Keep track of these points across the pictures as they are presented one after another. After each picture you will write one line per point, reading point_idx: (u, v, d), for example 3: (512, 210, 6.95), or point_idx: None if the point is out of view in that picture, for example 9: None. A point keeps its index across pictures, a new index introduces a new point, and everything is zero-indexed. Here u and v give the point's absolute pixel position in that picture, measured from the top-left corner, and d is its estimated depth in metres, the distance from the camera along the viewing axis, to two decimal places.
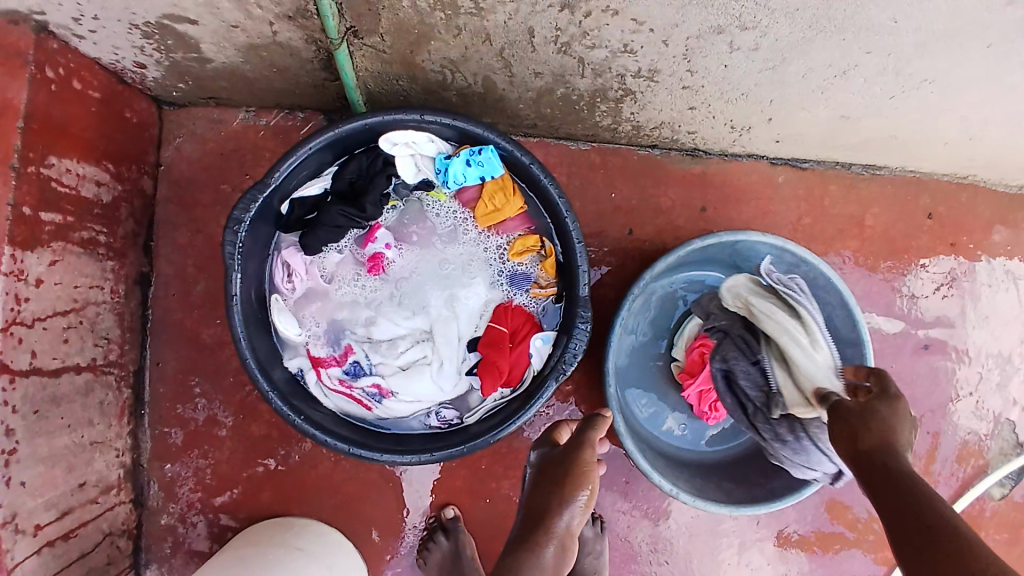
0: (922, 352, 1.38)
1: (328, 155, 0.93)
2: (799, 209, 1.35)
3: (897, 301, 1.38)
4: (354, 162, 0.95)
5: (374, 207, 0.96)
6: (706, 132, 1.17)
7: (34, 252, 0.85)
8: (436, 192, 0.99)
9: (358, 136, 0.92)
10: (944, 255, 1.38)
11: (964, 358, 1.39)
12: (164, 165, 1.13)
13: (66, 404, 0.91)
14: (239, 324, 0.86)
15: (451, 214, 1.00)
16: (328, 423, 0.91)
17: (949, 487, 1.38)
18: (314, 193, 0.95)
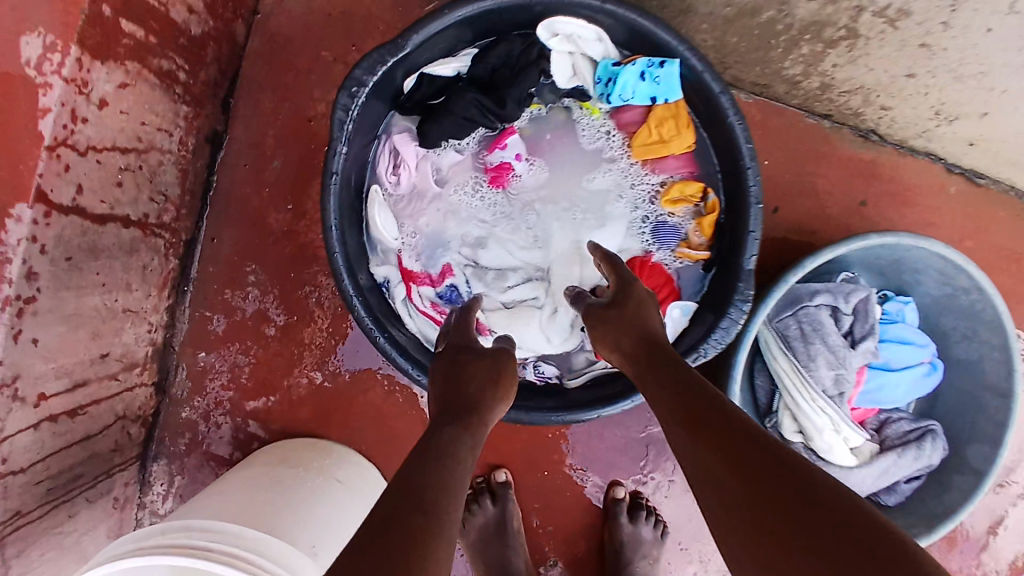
0: None
1: (471, 31, 0.78)
2: (964, 230, 1.13)
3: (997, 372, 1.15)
4: (502, 46, 0.78)
5: (514, 107, 0.79)
6: (901, 112, 0.97)
7: (103, 65, 0.68)
8: (589, 104, 0.81)
9: (513, 13, 0.76)
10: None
11: None
12: (262, 14, 0.96)
13: (104, 259, 0.76)
14: (334, 210, 0.72)
15: (599, 136, 0.81)
16: (413, 349, 0.77)
17: None
18: (447, 74, 0.79)
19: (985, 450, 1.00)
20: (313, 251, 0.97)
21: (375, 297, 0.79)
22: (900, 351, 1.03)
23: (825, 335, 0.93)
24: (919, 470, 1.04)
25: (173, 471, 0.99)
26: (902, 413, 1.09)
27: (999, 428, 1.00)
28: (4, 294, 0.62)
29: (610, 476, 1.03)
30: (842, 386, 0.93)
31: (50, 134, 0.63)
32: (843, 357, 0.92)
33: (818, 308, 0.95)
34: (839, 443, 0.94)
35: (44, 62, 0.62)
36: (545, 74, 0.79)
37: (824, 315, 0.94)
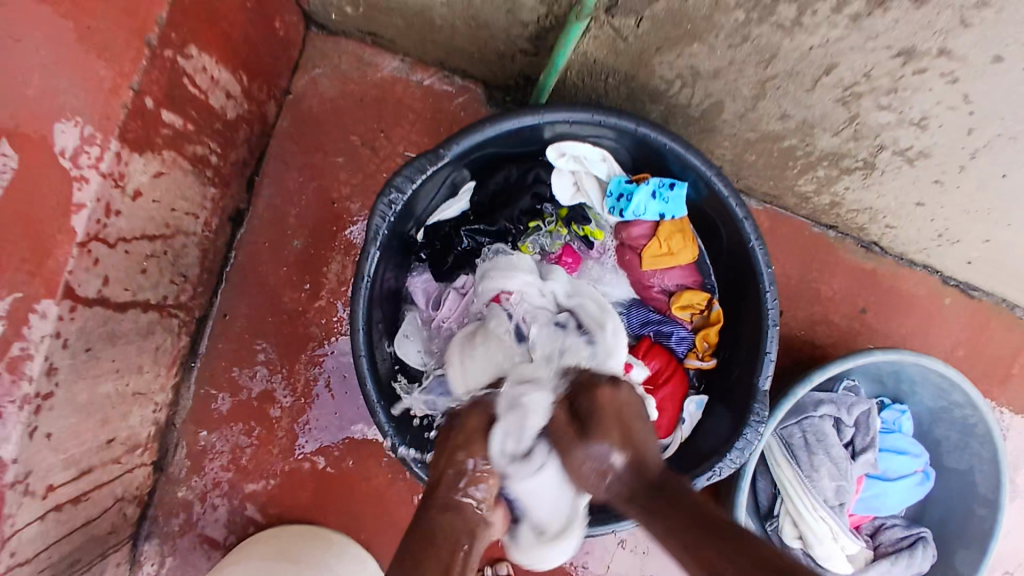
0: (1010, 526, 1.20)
1: (468, 169, 0.83)
2: (958, 336, 1.18)
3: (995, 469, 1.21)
4: (500, 173, 0.86)
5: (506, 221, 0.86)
6: (907, 230, 1.03)
7: (141, 157, 0.67)
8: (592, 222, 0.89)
9: (522, 148, 0.83)
10: None
11: None
12: (293, 94, 0.96)
13: (121, 345, 0.75)
14: (363, 315, 0.74)
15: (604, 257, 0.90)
16: (433, 460, 0.78)
17: None
18: (452, 214, 0.87)
19: (972, 556, 1.05)
20: (328, 331, 0.96)
21: (397, 402, 0.81)
22: (895, 460, 1.07)
23: (829, 446, 0.98)
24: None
25: (164, 551, 0.95)
26: (895, 519, 1.12)
27: (982, 535, 1.04)
28: (25, 393, 0.62)
29: None
30: (842, 496, 0.98)
31: (84, 230, 0.62)
32: (844, 468, 0.98)
33: (823, 418, 1.00)
34: (837, 551, 0.98)
35: (81, 153, 0.60)
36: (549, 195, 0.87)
37: (828, 425, 1.00)
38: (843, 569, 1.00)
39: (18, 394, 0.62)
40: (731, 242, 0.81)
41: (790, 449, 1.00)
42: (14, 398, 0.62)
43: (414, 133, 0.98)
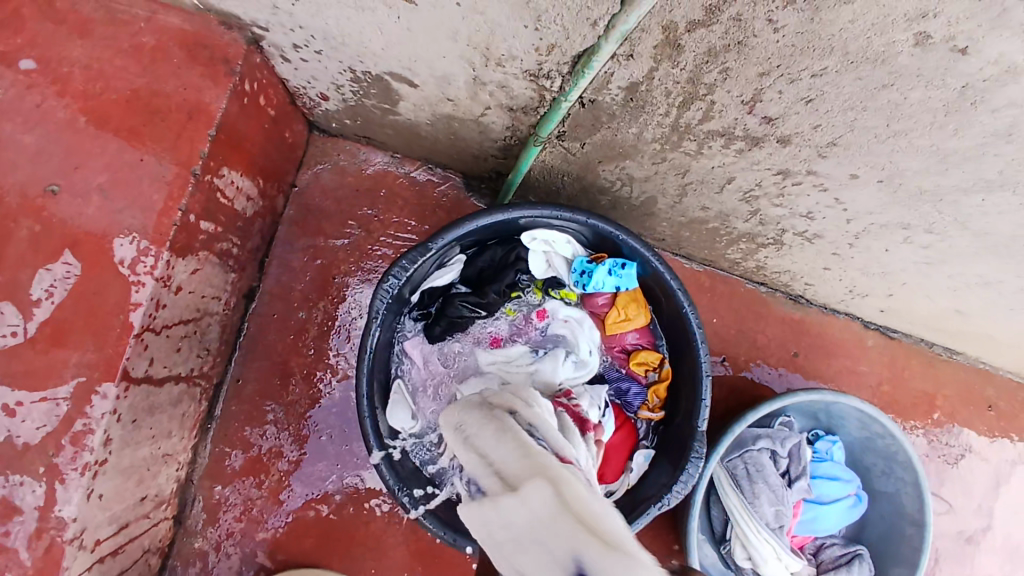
0: (946, 541, 1.35)
1: (456, 248, 1.00)
2: (881, 373, 1.36)
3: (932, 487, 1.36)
4: (487, 252, 1.02)
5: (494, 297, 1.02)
6: (823, 288, 1.21)
7: (183, 260, 0.82)
8: (565, 290, 1.05)
9: (502, 231, 1.00)
10: (950, 429, 1.37)
11: (986, 546, 1.35)
12: (299, 186, 1.13)
13: (157, 415, 0.88)
14: (365, 380, 0.90)
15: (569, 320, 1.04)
16: (425, 499, 0.93)
17: None
18: (443, 283, 1.02)
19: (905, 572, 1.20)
20: (330, 391, 1.10)
21: (400, 458, 0.95)
22: (829, 486, 1.22)
23: (767, 475, 1.15)
24: None
25: None
26: (834, 538, 1.28)
27: (912, 552, 1.19)
28: (84, 461, 0.75)
29: None
30: (782, 520, 1.14)
31: (139, 323, 0.77)
32: (781, 495, 1.14)
33: (760, 451, 1.17)
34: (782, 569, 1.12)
35: (138, 262, 0.77)
36: (524, 270, 1.02)
37: (765, 457, 1.17)
38: None
39: (80, 461, 0.74)
40: (670, 307, 0.99)
41: (732, 481, 1.16)
42: (77, 465, 0.74)
43: (403, 216, 1.15)
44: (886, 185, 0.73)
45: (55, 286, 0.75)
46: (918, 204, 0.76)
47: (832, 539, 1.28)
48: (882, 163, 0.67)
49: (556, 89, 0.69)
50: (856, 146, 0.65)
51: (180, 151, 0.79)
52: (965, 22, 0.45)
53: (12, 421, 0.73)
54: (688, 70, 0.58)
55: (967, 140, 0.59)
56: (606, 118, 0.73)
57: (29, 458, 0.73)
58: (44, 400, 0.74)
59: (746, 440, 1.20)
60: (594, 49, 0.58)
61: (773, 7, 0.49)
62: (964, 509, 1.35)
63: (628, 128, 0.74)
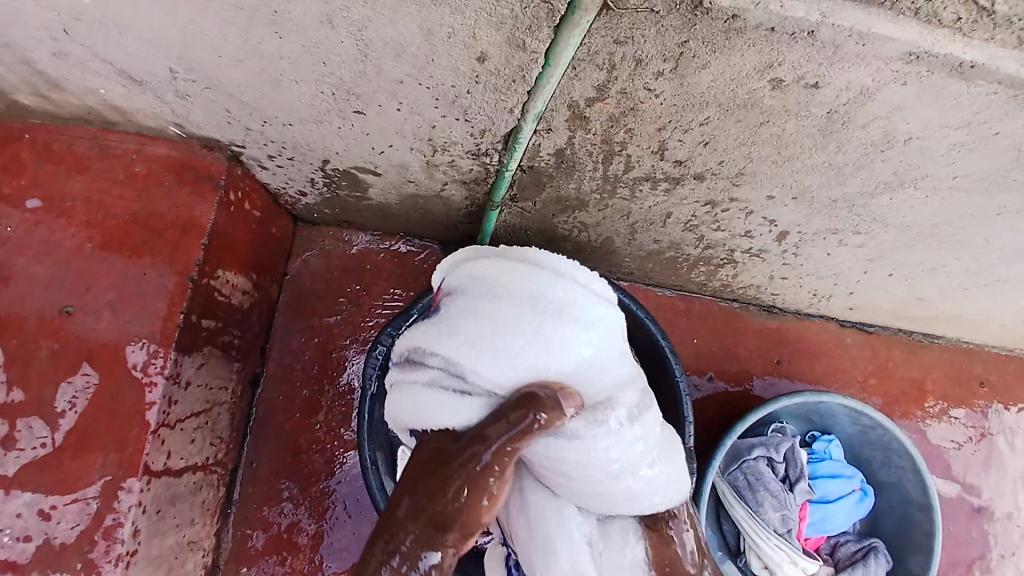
0: (961, 522, 1.37)
1: None
2: (866, 367, 1.41)
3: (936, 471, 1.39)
4: None
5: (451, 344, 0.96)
6: (789, 296, 1.29)
7: (189, 356, 0.91)
8: None
9: None
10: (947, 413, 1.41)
11: (1003, 521, 1.37)
12: (290, 274, 1.23)
13: (179, 505, 0.93)
14: (369, 446, 0.98)
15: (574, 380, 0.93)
16: None
17: None
18: None
19: (925, 559, 1.20)
20: (341, 460, 1.17)
21: None
22: (832, 484, 1.25)
23: (767, 483, 1.19)
24: None
25: None
26: (848, 535, 1.30)
27: (928, 537, 1.21)
28: (116, 552, 0.80)
29: None
30: (788, 523, 1.18)
31: (154, 420, 0.85)
32: (784, 499, 1.18)
33: (756, 460, 1.22)
34: (799, 573, 1.15)
35: (149, 364, 0.85)
36: None
37: (762, 465, 1.22)
38: None
39: (113, 553, 0.80)
40: (643, 335, 1.07)
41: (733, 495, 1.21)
42: (110, 558, 0.80)
43: (389, 287, 1.24)
44: (800, 201, 0.82)
45: (77, 396, 0.83)
46: (837, 211, 0.85)
47: (845, 536, 1.30)
48: (790, 184, 0.77)
49: (496, 163, 0.79)
50: (761, 173, 0.75)
51: (178, 260, 0.89)
52: (807, 63, 0.55)
53: (48, 524, 0.79)
54: (599, 134, 0.68)
55: (853, 153, 0.69)
56: (547, 179, 0.83)
57: (66, 556, 0.79)
58: (75, 501, 0.80)
59: (736, 453, 1.25)
60: (517, 129, 0.69)
61: (647, 79, 0.59)
62: (972, 487, 1.38)
63: (568, 184, 0.84)
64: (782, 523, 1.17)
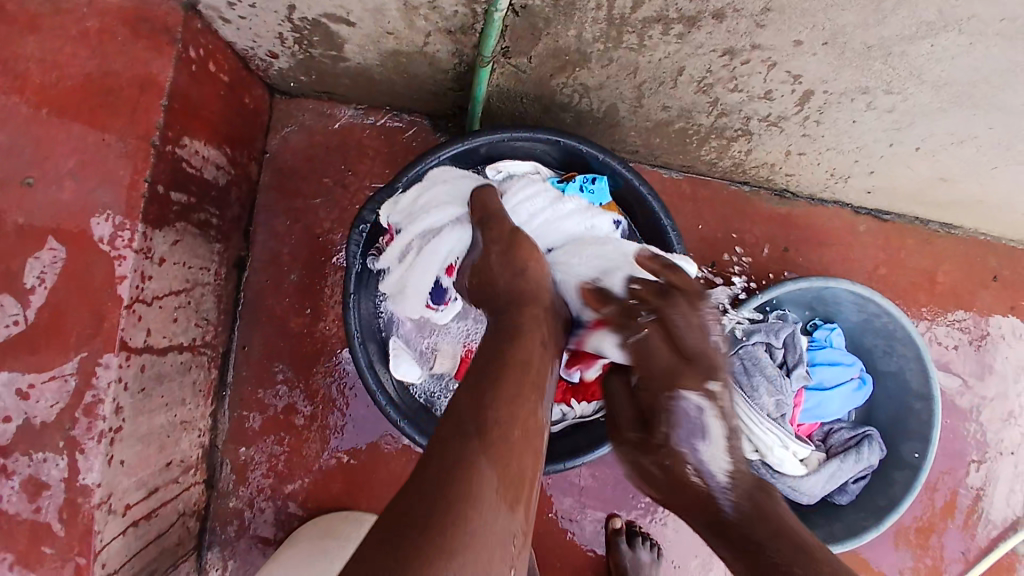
0: (957, 412, 1.37)
1: None
2: (877, 257, 1.35)
3: (937, 363, 1.37)
4: None
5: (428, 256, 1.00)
6: (805, 176, 1.20)
7: (160, 231, 0.87)
8: None
9: (469, 161, 1.02)
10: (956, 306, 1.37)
11: (1001, 413, 1.37)
12: (270, 152, 1.15)
13: (166, 383, 0.94)
14: (356, 328, 0.95)
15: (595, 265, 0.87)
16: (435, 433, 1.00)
17: (968, 550, 1.34)
18: None
19: (918, 447, 1.20)
20: (332, 345, 1.15)
21: (408, 404, 1.03)
22: (831, 371, 1.24)
23: (763, 368, 1.18)
24: (862, 470, 1.24)
25: (226, 556, 1.13)
26: (841, 423, 1.31)
27: (925, 425, 1.20)
28: (100, 427, 0.80)
29: (608, 509, 1.22)
30: (782, 408, 1.18)
31: (127, 295, 0.81)
32: (779, 384, 1.17)
33: (754, 345, 1.20)
34: (790, 456, 1.17)
35: (116, 238, 0.81)
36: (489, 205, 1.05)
37: (759, 350, 1.20)
38: (796, 469, 1.19)
39: (95, 430, 0.80)
40: (644, 215, 1.01)
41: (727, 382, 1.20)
42: (93, 433, 0.80)
43: (376, 168, 1.16)
44: (831, 47, 0.72)
45: (46, 273, 0.79)
46: (870, 63, 0.75)
47: (839, 424, 1.31)
48: (821, 22, 0.67)
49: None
50: (789, 7, 0.65)
51: (138, 124, 0.81)
52: None
53: (28, 404, 0.78)
54: None
55: None
56: (544, 23, 0.74)
57: (48, 435, 0.78)
58: (53, 378, 0.78)
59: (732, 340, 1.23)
60: None
61: None
62: (972, 380, 1.37)
63: (567, 30, 0.74)
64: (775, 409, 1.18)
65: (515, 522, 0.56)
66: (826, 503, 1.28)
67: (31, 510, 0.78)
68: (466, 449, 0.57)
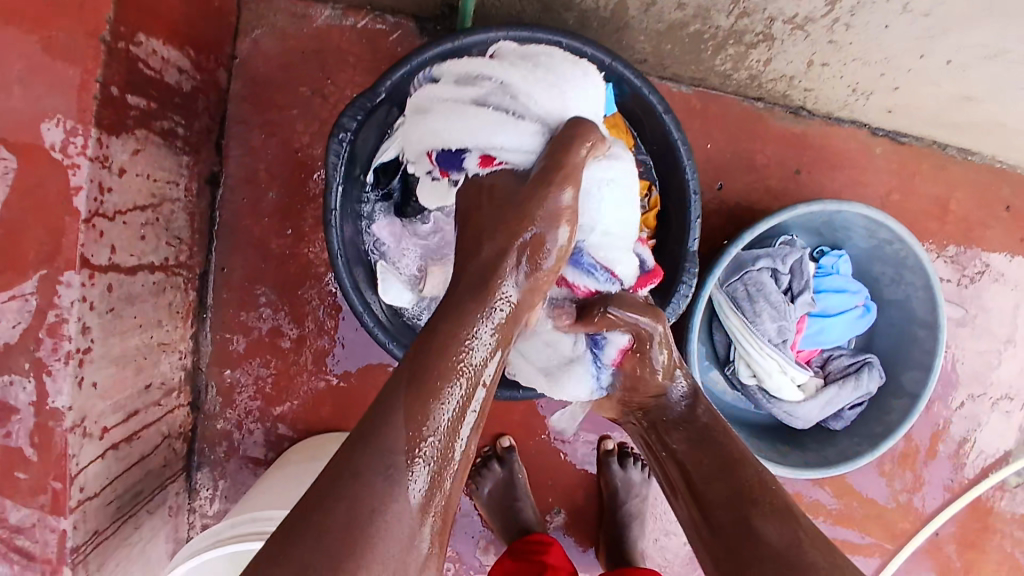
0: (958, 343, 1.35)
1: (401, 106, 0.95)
2: (890, 183, 1.28)
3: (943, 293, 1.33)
4: None
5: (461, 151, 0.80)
6: (824, 91, 1.11)
7: (118, 138, 0.79)
8: None
9: None
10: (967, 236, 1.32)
11: (1000, 345, 1.35)
12: (240, 57, 1.04)
13: (139, 305, 0.89)
14: (338, 249, 0.89)
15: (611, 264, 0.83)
16: None
17: (958, 481, 1.36)
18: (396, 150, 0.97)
19: (918, 374, 1.19)
20: (316, 268, 1.09)
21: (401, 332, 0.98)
22: (835, 298, 1.20)
23: (767, 294, 1.14)
24: (860, 397, 1.23)
25: (216, 476, 1.13)
26: (841, 350, 1.28)
27: (925, 355, 1.18)
28: (66, 350, 0.75)
29: (599, 432, 1.22)
30: (784, 335, 1.14)
31: (85, 208, 0.74)
32: (784, 310, 1.13)
33: (760, 270, 1.15)
34: (787, 382, 1.15)
35: (68, 144, 0.72)
36: None
37: (765, 276, 1.15)
38: (793, 395, 1.17)
39: (61, 351, 0.75)
40: (653, 126, 0.93)
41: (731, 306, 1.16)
42: (59, 355, 0.75)
43: (358, 75, 1.05)
44: None
45: None
46: None
47: (839, 351, 1.28)
48: None
49: None
50: None
51: (82, 16, 0.71)
52: None
53: None
54: None
55: None
56: None
57: (14, 356, 0.74)
58: (14, 298, 0.73)
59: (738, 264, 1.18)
60: None
61: None
62: (975, 309, 1.34)
63: None
64: (776, 335, 1.14)
65: (440, 486, 0.59)
66: (820, 429, 1.27)
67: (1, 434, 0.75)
68: (399, 410, 0.59)
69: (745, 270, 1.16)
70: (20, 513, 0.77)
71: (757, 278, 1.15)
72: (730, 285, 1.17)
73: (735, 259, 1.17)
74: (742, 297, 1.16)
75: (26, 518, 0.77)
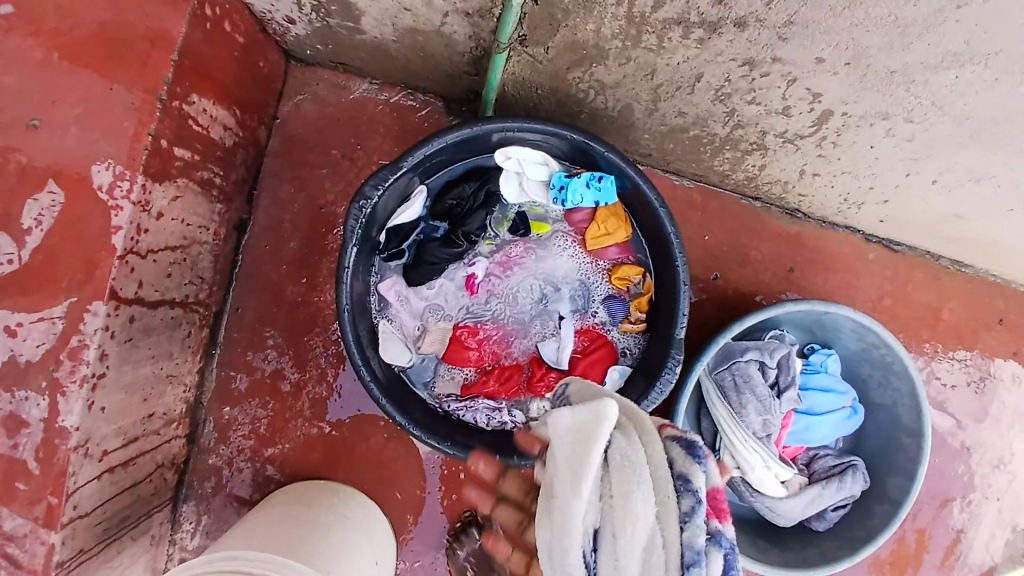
0: (949, 453, 1.35)
1: (417, 177, 1.02)
2: (883, 288, 1.33)
3: (934, 400, 1.35)
4: (457, 186, 1.07)
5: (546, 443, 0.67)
6: (817, 197, 1.18)
7: (161, 185, 0.87)
8: (540, 222, 1.09)
9: (480, 144, 1.01)
10: (960, 348, 1.35)
11: (991, 460, 1.34)
12: (281, 118, 1.15)
13: (155, 336, 0.95)
14: (346, 303, 0.95)
15: None
16: (422, 420, 0.99)
17: None
18: (409, 216, 1.05)
19: (901, 482, 1.19)
20: (324, 317, 1.15)
21: (398, 391, 1.03)
22: (822, 398, 1.22)
23: (753, 387, 1.17)
24: (844, 499, 1.23)
25: (200, 512, 1.14)
26: (827, 450, 1.30)
27: (910, 462, 1.18)
28: (82, 373, 0.80)
29: None
30: (768, 429, 1.16)
31: (122, 245, 0.81)
32: (768, 405, 1.15)
33: (747, 362, 1.18)
34: (770, 477, 1.16)
35: (115, 187, 0.80)
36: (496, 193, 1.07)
37: (753, 368, 1.18)
38: (775, 491, 1.18)
39: (78, 374, 0.80)
40: (648, 218, 1.00)
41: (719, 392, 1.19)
42: (76, 378, 0.80)
43: (385, 144, 1.15)
44: (853, 68, 0.73)
45: (44, 215, 0.79)
46: (892, 89, 0.75)
47: (825, 450, 1.29)
48: (844, 41, 0.69)
49: None
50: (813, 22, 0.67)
51: (145, 78, 0.81)
52: None
53: (14, 341, 0.78)
54: None
55: None
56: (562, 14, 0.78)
57: (31, 374, 0.79)
58: (41, 320, 0.79)
59: (726, 352, 1.22)
60: None
61: None
62: (967, 422, 1.35)
63: (586, 23, 0.78)
64: (757, 430, 1.16)
65: None
66: (802, 528, 1.26)
67: (6, 446, 0.79)
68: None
69: (733, 360, 1.19)
70: (13, 522, 0.80)
71: (744, 369, 1.18)
72: (718, 373, 1.20)
73: (725, 346, 1.21)
74: (728, 385, 1.19)
75: (19, 527, 0.80)
